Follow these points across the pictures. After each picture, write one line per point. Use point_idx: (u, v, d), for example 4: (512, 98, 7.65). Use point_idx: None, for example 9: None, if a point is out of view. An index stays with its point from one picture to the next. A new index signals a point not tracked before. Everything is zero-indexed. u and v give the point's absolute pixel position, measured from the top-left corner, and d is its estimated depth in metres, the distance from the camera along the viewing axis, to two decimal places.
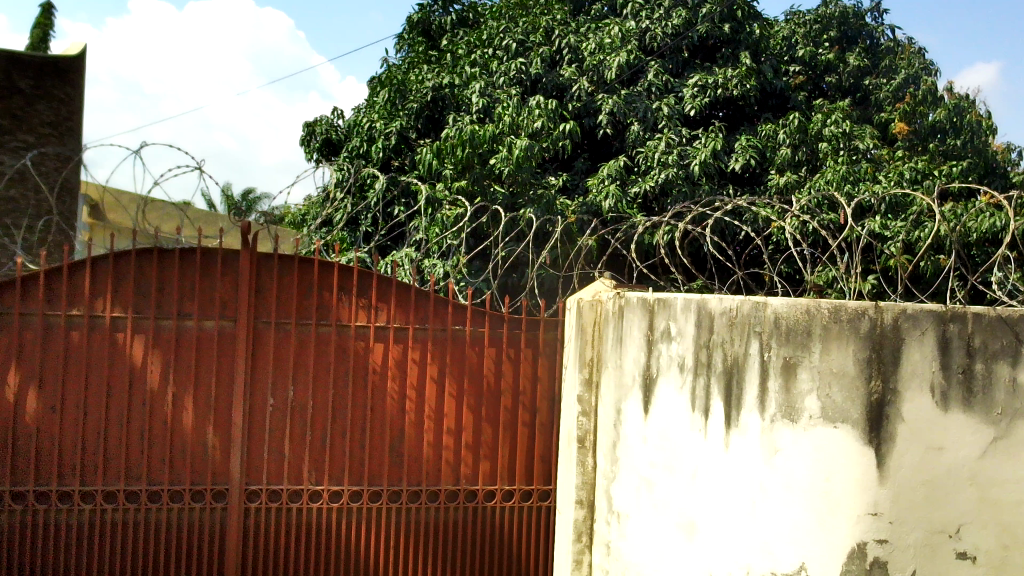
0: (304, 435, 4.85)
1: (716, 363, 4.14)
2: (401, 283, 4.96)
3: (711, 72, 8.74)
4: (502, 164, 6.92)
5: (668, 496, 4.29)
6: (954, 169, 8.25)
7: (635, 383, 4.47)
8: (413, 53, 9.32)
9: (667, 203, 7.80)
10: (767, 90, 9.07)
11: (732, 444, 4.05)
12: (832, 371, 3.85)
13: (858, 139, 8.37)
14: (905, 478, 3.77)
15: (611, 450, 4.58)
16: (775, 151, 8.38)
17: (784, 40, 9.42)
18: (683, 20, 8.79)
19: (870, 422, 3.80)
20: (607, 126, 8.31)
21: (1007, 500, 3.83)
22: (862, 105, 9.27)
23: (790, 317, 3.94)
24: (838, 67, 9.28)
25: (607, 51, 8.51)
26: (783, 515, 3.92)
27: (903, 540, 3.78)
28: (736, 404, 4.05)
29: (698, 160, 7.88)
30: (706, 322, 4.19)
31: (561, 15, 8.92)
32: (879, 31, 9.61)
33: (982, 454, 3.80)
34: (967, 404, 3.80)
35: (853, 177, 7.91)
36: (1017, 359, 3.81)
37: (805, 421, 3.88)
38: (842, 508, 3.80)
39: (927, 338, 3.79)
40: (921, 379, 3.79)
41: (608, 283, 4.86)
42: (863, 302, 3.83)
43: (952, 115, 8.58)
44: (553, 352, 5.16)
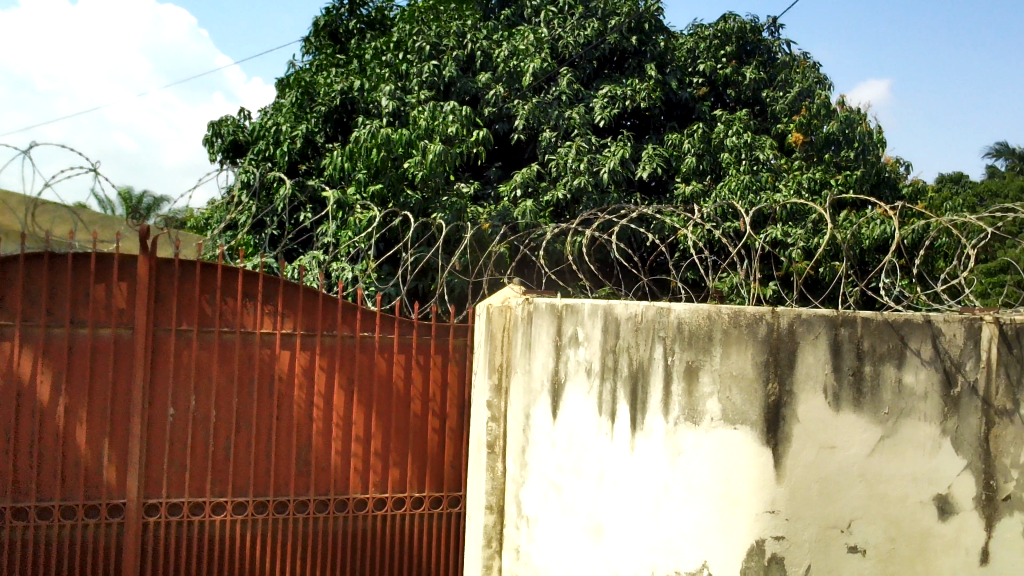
0: (206, 446, 4.71)
1: (622, 367, 4.22)
2: (309, 290, 4.88)
3: (620, 83, 8.91)
4: (416, 169, 6.86)
5: (576, 500, 4.35)
6: (849, 179, 8.71)
7: (544, 388, 4.50)
8: (321, 56, 9.24)
9: (578, 210, 7.92)
10: (673, 100, 9.33)
11: (638, 447, 4.14)
12: (732, 375, 3.99)
13: (759, 150, 8.63)
14: (800, 476, 3.93)
15: (521, 454, 4.59)
16: (681, 160, 8.59)
17: (688, 53, 9.66)
18: (594, 30, 8.95)
19: (767, 423, 3.94)
20: (521, 133, 8.39)
21: (895, 495, 4.03)
22: (760, 116, 9.54)
23: (692, 322, 4.06)
24: (737, 81, 9.48)
25: (520, 58, 8.58)
26: (686, 515, 4.03)
27: (798, 536, 3.93)
28: (641, 407, 4.14)
29: (607, 168, 7.98)
30: (613, 327, 4.27)
31: (472, 21, 8.88)
32: (776, 46, 9.85)
33: (871, 452, 3.99)
34: (858, 405, 3.98)
35: (755, 186, 8.22)
36: (903, 361, 4.01)
37: (707, 422, 4.00)
38: (741, 507, 3.95)
39: (821, 341, 3.96)
40: (815, 381, 3.95)
41: (517, 290, 4.88)
42: (760, 308, 3.98)
43: (844, 128, 8.94)
44: (462, 358, 5.18)
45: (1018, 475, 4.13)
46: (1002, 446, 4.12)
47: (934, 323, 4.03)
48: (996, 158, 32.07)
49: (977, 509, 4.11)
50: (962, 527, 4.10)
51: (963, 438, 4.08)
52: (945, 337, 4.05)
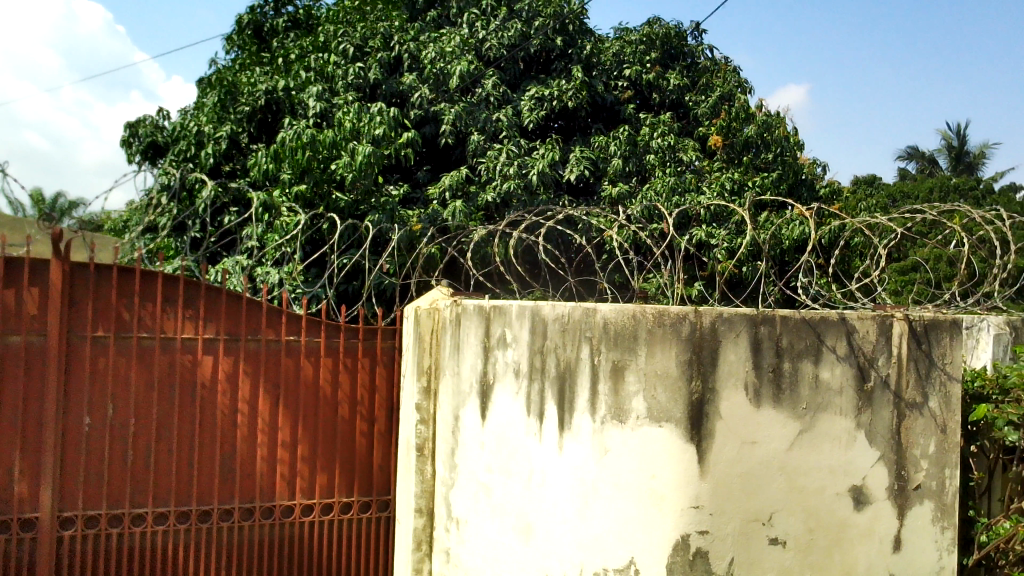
0: (125, 455, 4.57)
1: (550, 368, 4.25)
2: (231, 293, 4.77)
3: (547, 85, 8.98)
4: (344, 170, 6.68)
5: (505, 501, 4.36)
6: (766, 180, 9.00)
7: (472, 390, 4.50)
8: (244, 55, 9.07)
9: (507, 213, 7.93)
10: (599, 103, 9.45)
11: (566, 447, 4.18)
12: (657, 373, 4.06)
13: (682, 151, 8.85)
14: (722, 471, 4.03)
15: (449, 457, 4.57)
16: (608, 161, 8.68)
17: (613, 57, 9.67)
18: (518, 32, 8.99)
19: (691, 420, 4.03)
20: (449, 136, 8.33)
21: (813, 487, 4.15)
22: (683, 120, 9.70)
23: (618, 322, 4.12)
24: (661, 86, 9.60)
25: (446, 60, 8.54)
26: (614, 513, 4.09)
27: (721, 530, 4.02)
28: (569, 407, 4.18)
29: (536, 171, 8.06)
30: (541, 327, 4.30)
31: (398, 22, 8.82)
32: (699, 51, 10.02)
33: (790, 446, 4.11)
34: (777, 400, 4.09)
35: (680, 187, 8.41)
36: (820, 357, 4.15)
37: (633, 421, 4.07)
38: (667, 503, 4.02)
39: (741, 339, 4.06)
40: (736, 378, 4.05)
41: (445, 291, 4.88)
42: (683, 307, 4.06)
43: (761, 131, 9.24)
44: (390, 361, 5.18)
45: (928, 465, 4.31)
46: (912, 437, 4.29)
47: (849, 320, 4.18)
48: (908, 161, 33.35)
49: (890, 498, 4.27)
50: (876, 516, 4.25)
51: (876, 431, 4.23)
52: (859, 334, 4.20)
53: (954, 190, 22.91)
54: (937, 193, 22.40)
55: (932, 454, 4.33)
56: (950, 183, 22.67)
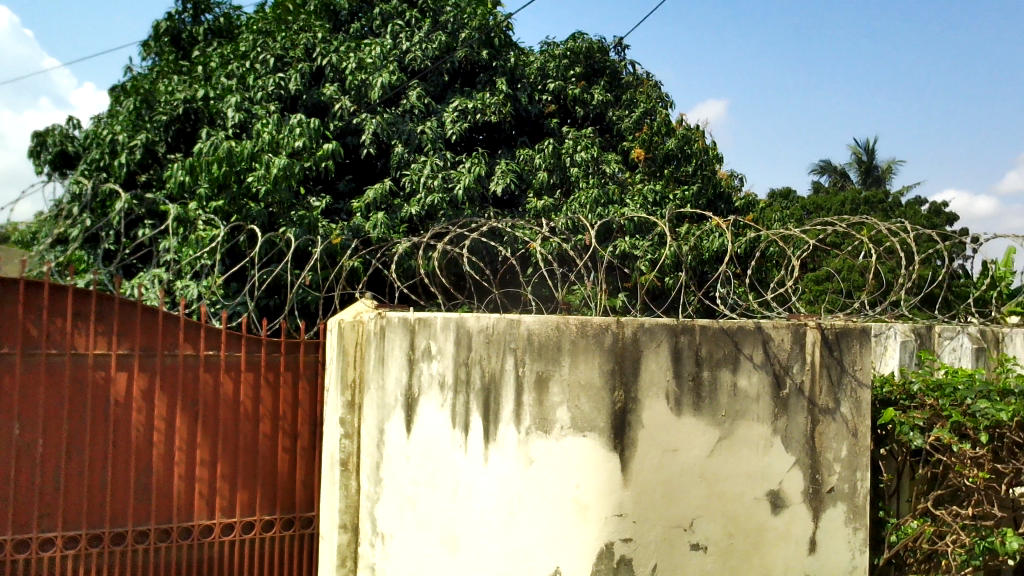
0: (32, 477, 4.36)
1: (475, 380, 4.32)
2: (147, 308, 4.62)
3: (470, 97, 8.98)
4: (259, 183, 6.58)
5: (431, 513, 4.44)
6: (686, 193, 9.24)
7: (397, 403, 4.61)
8: (161, 62, 8.84)
9: (432, 225, 7.92)
10: (524, 115, 9.58)
11: (491, 458, 4.24)
12: (580, 383, 4.11)
13: (605, 164, 8.98)
14: (645, 478, 4.09)
15: (374, 470, 4.68)
16: (532, 174, 8.74)
17: (538, 71, 9.78)
18: (442, 44, 8.93)
19: (614, 429, 4.08)
20: (371, 146, 8.25)
21: (732, 493, 4.25)
22: (606, 133, 9.83)
23: (542, 333, 4.16)
24: (585, 100, 9.71)
25: (368, 72, 8.48)
26: (538, 523, 4.13)
27: (644, 537, 4.08)
28: (494, 419, 4.24)
29: (461, 185, 8.07)
30: (465, 340, 4.37)
31: (321, 32, 8.62)
32: (621, 65, 10.19)
33: (710, 453, 4.21)
34: (697, 407, 4.18)
35: (604, 201, 8.55)
36: (738, 366, 4.26)
37: (557, 431, 4.11)
38: (591, 512, 4.05)
39: (662, 349, 4.14)
40: (658, 387, 4.12)
41: (370, 303, 4.96)
42: (605, 318, 4.11)
43: (681, 144, 9.46)
44: (313, 375, 5.14)
45: (840, 468, 4.46)
46: (826, 442, 4.44)
47: (764, 329, 4.29)
48: (821, 175, 34.56)
49: (805, 502, 4.40)
50: (792, 519, 4.37)
51: (792, 436, 4.36)
52: (774, 342, 4.33)
53: (865, 202, 23.82)
54: (849, 205, 23.27)
55: (844, 458, 4.48)
56: (861, 196, 23.59)
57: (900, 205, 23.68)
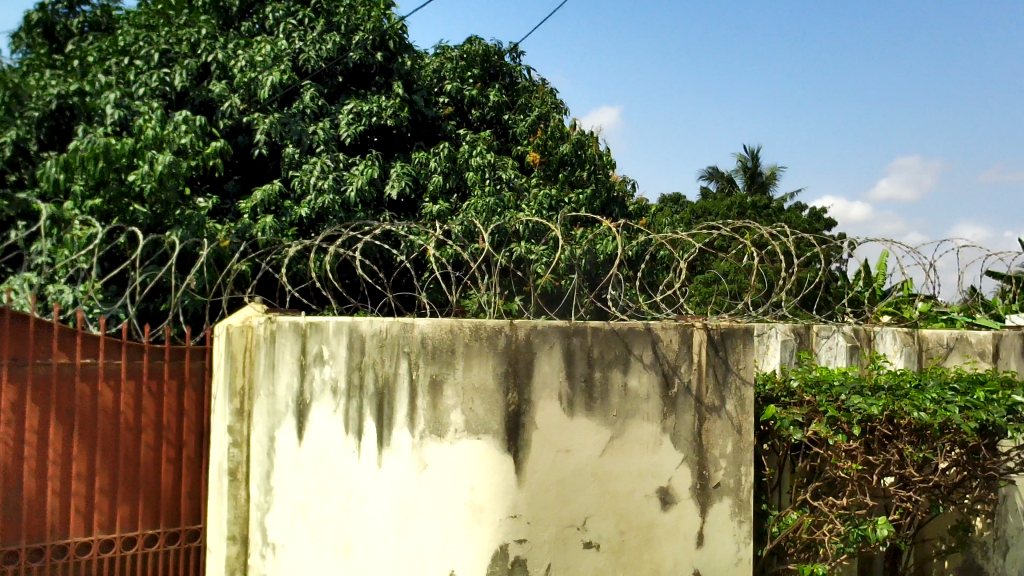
0: None
1: (368, 385, 4.31)
2: (16, 315, 4.36)
3: (365, 99, 8.87)
4: (143, 181, 6.30)
5: (324, 521, 4.42)
6: (580, 198, 9.42)
7: (288, 410, 4.59)
8: (33, 56, 8.37)
9: (323, 227, 7.85)
10: (419, 119, 9.37)
11: (385, 463, 4.23)
12: (474, 387, 4.12)
13: (501, 169, 9.04)
14: (538, 479, 4.13)
15: (264, 479, 4.64)
16: (428, 178, 8.69)
17: (434, 72, 9.81)
18: (335, 45, 8.75)
19: (507, 432, 4.10)
20: (263, 147, 8.08)
21: (623, 491, 4.34)
22: (502, 137, 9.90)
23: (435, 337, 4.15)
24: (481, 102, 9.77)
25: (258, 70, 8.22)
26: (433, 527, 4.13)
27: (538, 538, 4.12)
28: (388, 423, 4.23)
29: (353, 187, 8.01)
30: (358, 344, 4.36)
31: (206, 27, 8.35)
32: (517, 70, 10.26)
33: (602, 452, 4.28)
34: (589, 408, 4.25)
35: (499, 207, 8.63)
36: (628, 367, 4.35)
37: (451, 434, 4.11)
38: (486, 514, 4.07)
39: (554, 351, 4.19)
40: (551, 389, 4.17)
41: (258, 307, 4.89)
42: (499, 321, 4.13)
43: (575, 150, 9.66)
44: (199, 383, 4.98)
45: (726, 464, 4.61)
46: (712, 439, 4.58)
47: (653, 330, 4.41)
48: (709, 181, 35.73)
49: (692, 497, 4.53)
50: (681, 515, 4.49)
51: (680, 434, 4.49)
52: (663, 342, 4.45)
53: (751, 207, 24.75)
54: (735, 210, 24.14)
55: (729, 454, 4.63)
56: (747, 201, 24.54)
57: (782, 211, 24.76)
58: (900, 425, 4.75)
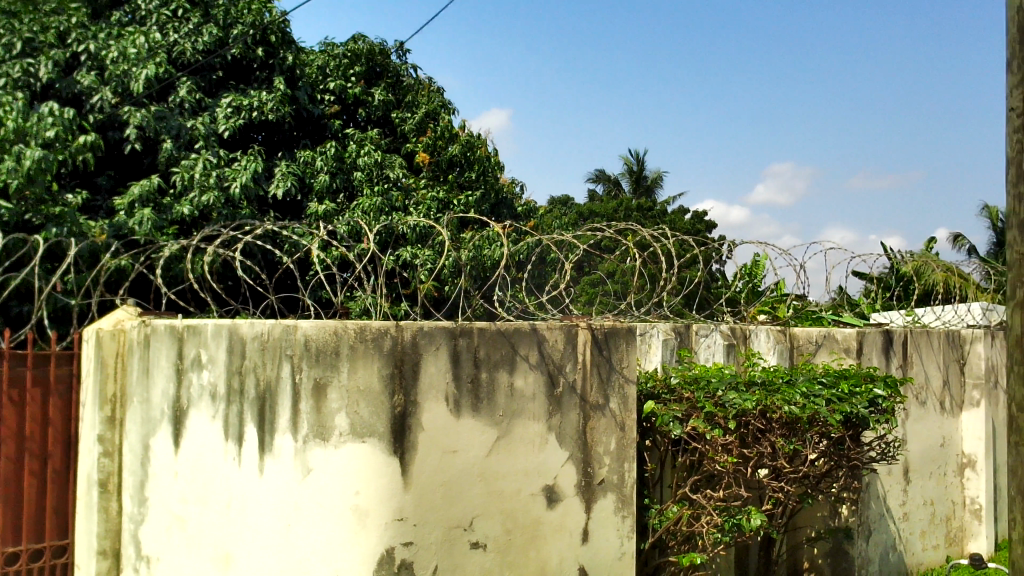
0: None
1: (249, 389, 4.23)
2: None
3: (245, 95, 8.60)
4: (9, 176, 5.94)
5: (201, 532, 4.30)
6: (469, 199, 9.43)
7: (164, 417, 4.47)
8: None
9: (205, 226, 7.62)
10: (305, 116, 9.23)
11: (266, 470, 4.15)
12: (358, 389, 4.07)
13: (389, 169, 8.93)
14: (425, 481, 4.11)
15: (139, 490, 4.51)
16: (314, 177, 8.57)
17: (318, 69, 9.63)
18: (214, 38, 8.44)
19: (393, 434, 4.06)
20: (135, 142, 7.76)
21: (509, 490, 4.37)
22: (389, 137, 9.82)
23: (319, 339, 4.10)
24: (366, 101, 9.66)
25: (131, 62, 7.83)
26: (317, 534, 4.05)
27: (424, 541, 4.10)
28: (270, 429, 4.16)
29: (238, 184, 7.78)
30: (238, 347, 4.28)
31: (77, 15, 7.88)
32: (403, 69, 10.13)
33: (489, 452, 4.30)
34: (475, 408, 4.26)
35: (387, 208, 8.56)
36: (514, 367, 4.38)
37: (335, 438, 4.05)
38: (371, 518, 4.02)
39: (441, 352, 4.18)
40: (437, 390, 4.16)
41: (131, 311, 4.73)
42: (384, 322, 4.09)
43: (465, 150, 9.62)
44: (66, 391, 4.71)
45: (610, 460, 4.66)
46: (597, 436, 4.65)
47: (538, 330, 4.46)
48: (596, 184, 36.37)
49: (578, 494, 4.59)
50: (567, 512, 4.55)
51: (565, 433, 4.55)
52: (548, 342, 4.50)
53: (635, 209, 25.36)
54: (620, 211, 24.67)
55: (613, 450, 4.69)
56: (632, 204, 25.11)
57: (665, 213, 25.50)
58: (772, 419, 4.97)
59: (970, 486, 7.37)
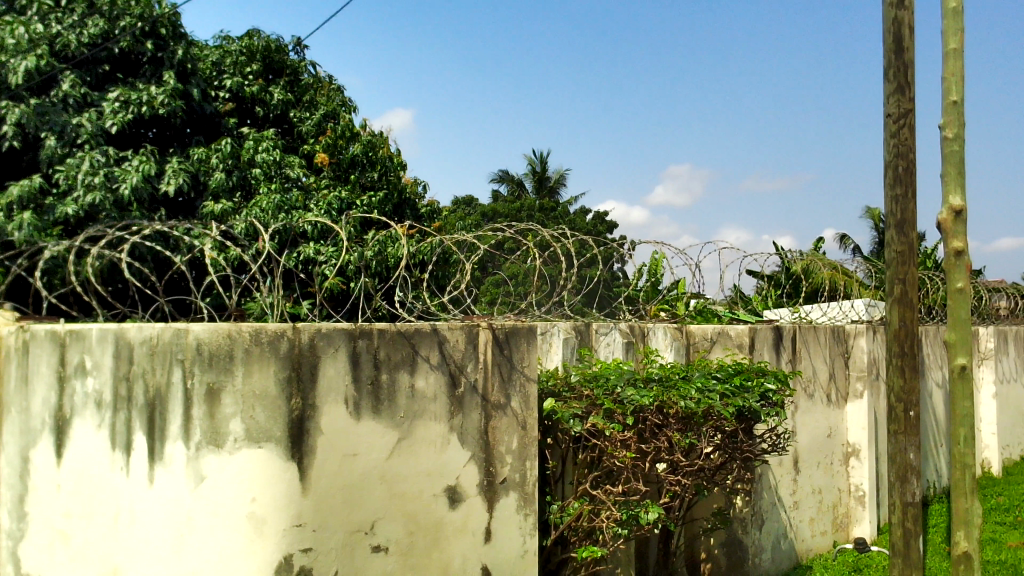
0: None
1: (137, 396, 4.10)
2: None
3: (133, 88, 8.25)
4: None
5: (90, 546, 4.19)
6: (372, 200, 9.33)
7: (45, 427, 4.33)
8: None
9: (91, 227, 7.31)
10: (197, 112, 8.86)
11: (156, 479, 4.02)
12: (253, 393, 3.95)
13: (288, 167, 8.81)
14: (325, 485, 4.04)
15: (18, 505, 4.39)
16: (209, 175, 8.33)
17: (213, 65, 9.32)
18: (100, 30, 8.09)
19: (291, 439, 3.97)
20: (14, 138, 7.34)
21: (411, 492, 4.34)
22: (287, 136, 9.64)
23: (211, 342, 3.97)
24: (264, 99, 9.43)
25: (10, 53, 7.50)
26: (210, 544, 3.93)
27: (323, 546, 4.03)
28: (160, 436, 4.03)
29: (127, 185, 7.49)
30: (125, 352, 4.14)
31: None
32: (301, 67, 9.94)
33: (389, 455, 4.26)
34: (376, 411, 4.22)
35: (286, 206, 8.39)
36: (414, 368, 4.36)
37: (230, 445, 3.93)
38: (268, 525, 3.92)
39: (339, 354, 4.12)
40: (336, 393, 4.10)
41: (8, 316, 4.58)
42: (281, 325, 4.00)
43: (366, 150, 9.57)
44: None
45: (511, 459, 4.69)
46: (498, 435, 4.67)
47: (439, 330, 4.46)
48: (499, 184, 36.52)
49: (480, 494, 4.60)
50: (469, 512, 4.55)
51: (466, 433, 4.56)
52: (449, 343, 4.51)
53: (538, 211, 25.61)
54: (524, 211, 24.83)
55: (515, 449, 4.71)
56: (535, 205, 25.36)
57: (567, 214, 25.88)
58: (669, 414, 5.09)
59: (855, 474, 7.74)
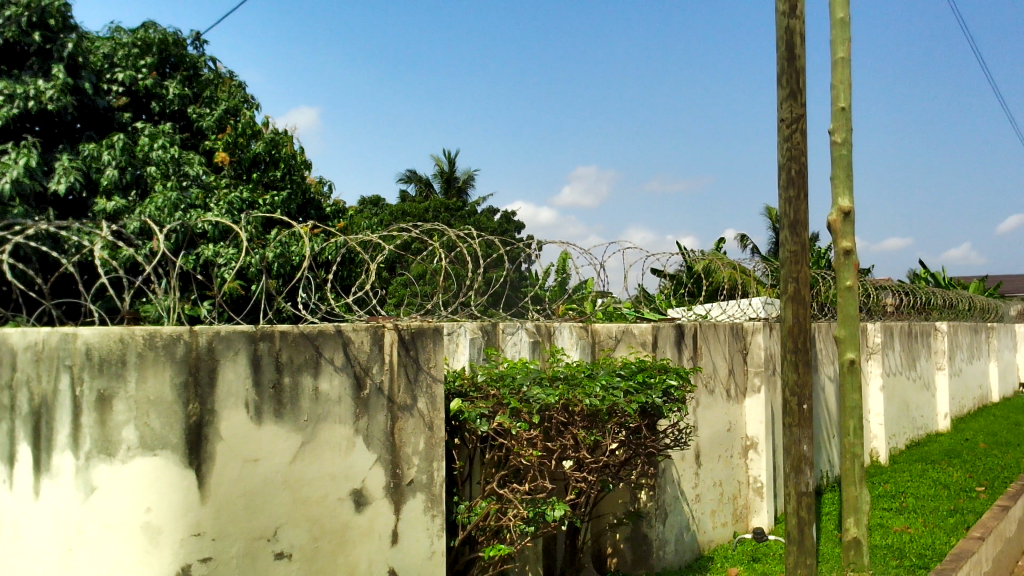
0: None
1: (21, 405, 3.88)
2: None
3: (17, 80, 7.85)
4: None
5: None
6: (275, 199, 9.10)
7: None
8: None
9: None
10: (89, 105, 8.45)
11: (43, 492, 3.82)
12: (148, 399, 3.80)
13: (187, 165, 8.56)
14: (224, 492, 3.94)
15: None
16: (101, 172, 7.98)
17: (104, 58, 8.87)
18: None
19: (189, 445, 3.85)
20: None
21: (315, 496, 4.26)
22: (186, 132, 9.34)
23: (101, 347, 3.78)
24: (160, 94, 9.09)
25: None
26: (101, 556, 3.75)
27: (223, 555, 3.91)
28: (47, 447, 3.83)
29: (8, 179, 7.16)
30: (8, 358, 3.92)
31: None
32: (201, 62, 9.67)
33: (292, 460, 4.17)
34: (278, 415, 4.13)
35: (184, 204, 8.08)
36: (318, 370, 4.29)
37: (123, 453, 3.77)
38: (164, 535, 3.78)
39: (238, 357, 4.01)
40: (236, 397, 3.99)
41: None
42: (176, 328, 3.86)
43: (269, 148, 9.36)
44: None
45: (418, 460, 4.69)
46: (404, 437, 4.65)
47: (343, 332, 4.40)
48: (406, 184, 36.23)
49: (386, 496, 4.55)
50: (375, 515, 4.49)
51: (372, 435, 4.51)
52: (353, 344, 4.45)
53: (446, 210, 25.52)
54: (433, 211, 24.67)
55: (421, 450, 4.72)
56: (442, 205, 25.27)
57: (474, 215, 25.92)
58: (574, 412, 5.18)
59: (753, 466, 8.03)
